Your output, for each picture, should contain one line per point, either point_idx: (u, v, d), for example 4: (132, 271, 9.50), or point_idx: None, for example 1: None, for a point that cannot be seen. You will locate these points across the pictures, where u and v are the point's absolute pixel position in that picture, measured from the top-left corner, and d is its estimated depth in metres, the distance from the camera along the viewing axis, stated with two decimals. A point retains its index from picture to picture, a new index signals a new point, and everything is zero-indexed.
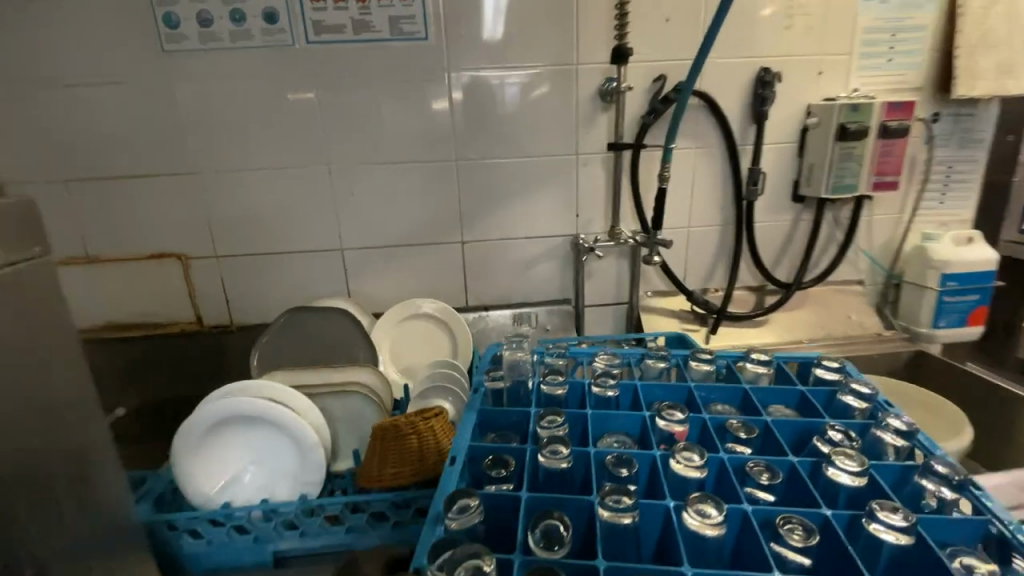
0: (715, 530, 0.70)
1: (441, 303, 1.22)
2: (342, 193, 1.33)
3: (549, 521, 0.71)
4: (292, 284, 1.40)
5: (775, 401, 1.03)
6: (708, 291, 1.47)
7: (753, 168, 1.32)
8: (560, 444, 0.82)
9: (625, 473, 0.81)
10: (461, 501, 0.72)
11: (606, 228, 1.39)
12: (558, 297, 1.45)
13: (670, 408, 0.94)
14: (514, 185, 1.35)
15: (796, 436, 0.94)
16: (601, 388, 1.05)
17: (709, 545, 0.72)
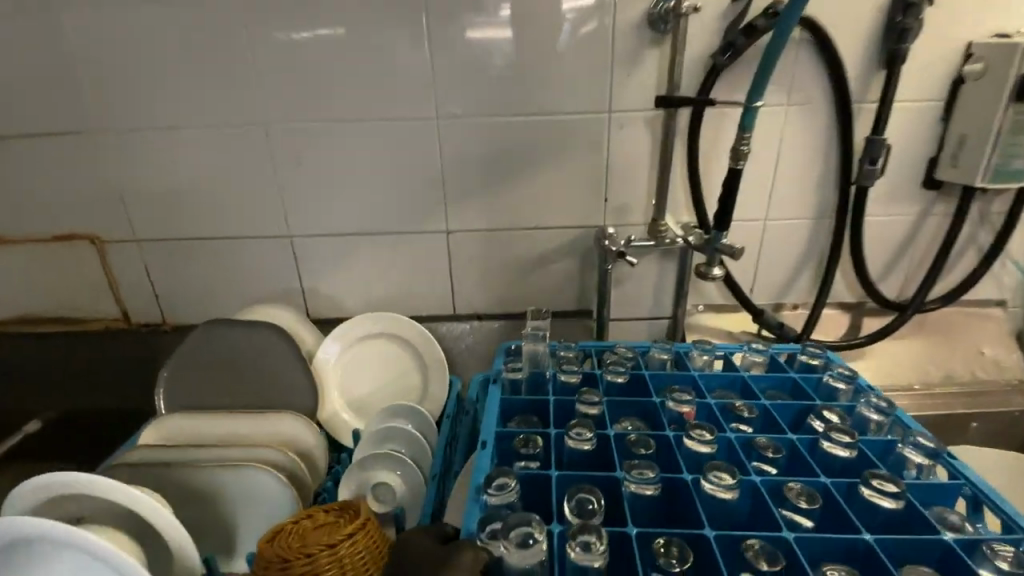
0: (731, 494, 0.65)
1: (399, 317, 0.88)
2: (286, 163, 0.98)
3: (582, 494, 0.62)
4: (231, 278, 1.08)
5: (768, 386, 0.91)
6: (783, 309, 1.07)
7: (875, 138, 0.90)
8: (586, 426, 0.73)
9: (645, 452, 0.72)
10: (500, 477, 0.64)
11: (646, 218, 0.99)
12: (576, 307, 1.08)
13: (677, 389, 0.81)
14: (519, 156, 0.97)
15: (792, 417, 0.83)
16: (612, 375, 0.86)
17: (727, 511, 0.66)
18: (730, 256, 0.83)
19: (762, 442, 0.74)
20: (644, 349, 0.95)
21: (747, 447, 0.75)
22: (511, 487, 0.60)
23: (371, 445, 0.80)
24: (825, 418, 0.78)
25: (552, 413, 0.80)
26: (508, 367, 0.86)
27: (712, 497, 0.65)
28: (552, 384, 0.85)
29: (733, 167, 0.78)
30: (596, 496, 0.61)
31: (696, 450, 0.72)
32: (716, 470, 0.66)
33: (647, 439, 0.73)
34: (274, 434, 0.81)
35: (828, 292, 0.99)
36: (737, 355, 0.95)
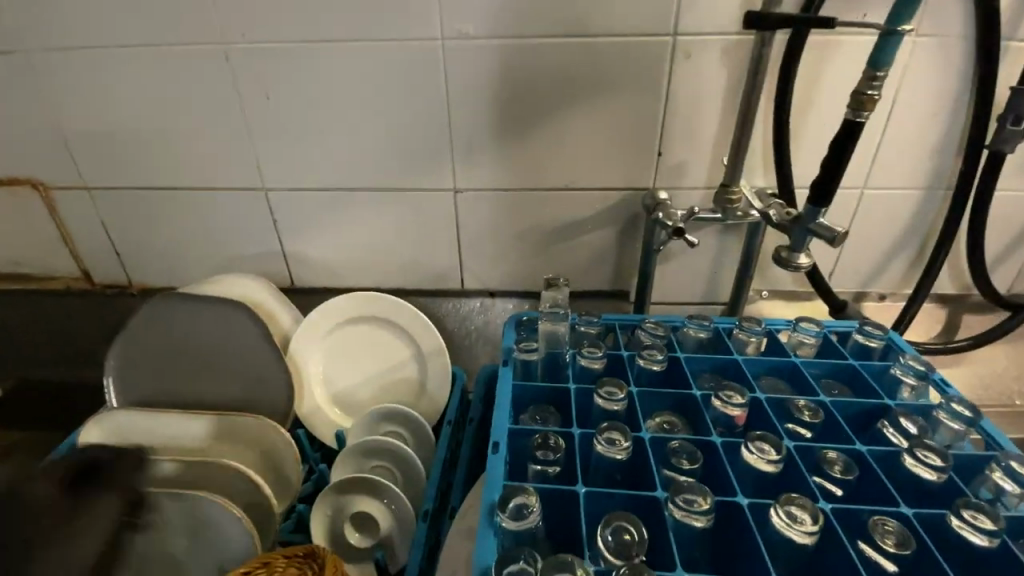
0: (808, 541, 0.39)
1: (379, 295, 0.70)
2: (252, 97, 0.78)
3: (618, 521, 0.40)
4: (194, 238, 0.90)
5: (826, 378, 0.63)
6: (866, 300, 0.87)
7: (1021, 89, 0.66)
8: (617, 432, 0.48)
9: (690, 469, 0.46)
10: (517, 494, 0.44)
11: (707, 179, 0.78)
12: (609, 285, 0.90)
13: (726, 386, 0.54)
14: (548, 96, 0.75)
15: (855, 418, 0.56)
16: (646, 360, 0.59)
17: (798, 561, 0.40)
18: (827, 243, 0.62)
19: (829, 455, 0.47)
20: (679, 322, 0.69)
21: (807, 456, 0.49)
22: (533, 513, 0.41)
23: (353, 456, 0.65)
24: (901, 425, 0.51)
25: (573, 409, 0.56)
26: (521, 345, 0.62)
27: (783, 539, 0.40)
28: (572, 371, 0.61)
29: (852, 120, 0.55)
30: (635, 524, 0.40)
31: (753, 469, 0.46)
32: (790, 502, 0.41)
33: (693, 448, 0.49)
34: (237, 440, 0.67)
35: (930, 285, 0.78)
36: (780, 332, 0.68)
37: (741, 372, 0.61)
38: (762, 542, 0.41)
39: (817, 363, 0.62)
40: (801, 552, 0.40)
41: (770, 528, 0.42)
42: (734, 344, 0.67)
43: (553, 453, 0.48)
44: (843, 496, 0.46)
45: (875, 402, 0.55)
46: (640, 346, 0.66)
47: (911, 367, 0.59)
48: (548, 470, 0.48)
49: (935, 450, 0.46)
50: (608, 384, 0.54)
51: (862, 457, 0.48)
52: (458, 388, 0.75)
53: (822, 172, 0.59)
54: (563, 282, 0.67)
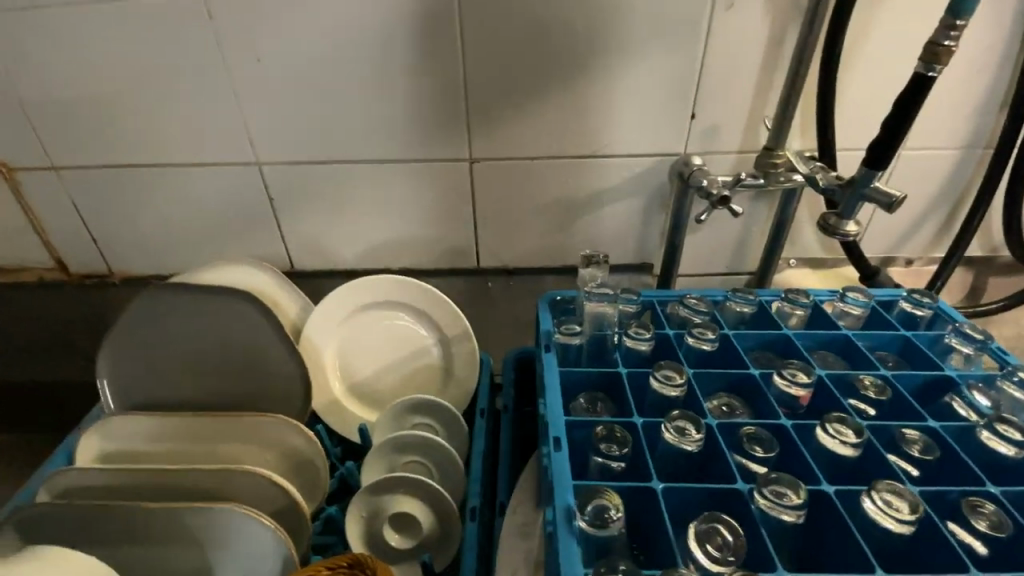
0: (906, 530, 0.37)
1: (405, 277, 0.65)
2: (240, 57, 0.69)
3: (711, 523, 0.38)
4: (182, 221, 0.81)
5: (880, 351, 0.60)
6: (893, 266, 0.85)
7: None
8: (688, 422, 0.45)
9: (764, 456, 0.44)
10: (592, 496, 0.40)
11: (742, 143, 0.74)
12: (633, 259, 0.85)
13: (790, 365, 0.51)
14: (575, 54, 0.68)
15: (914, 392, 0.54)
16: (698, 338, 0.56)
17: (892, 549, 0.38)
18: (882, 208, 0.59)
19: (908, 435, 0.45)
20: (720, 296, 0.65)
21: (881, 436, 0.46)
22: (615, 520, 0.38)
23: (384, 453, 0.61)
24: (973, 400, 0.49)
25: (628, 395, 0.53)
26: (561, 327, 0.59)
27: (877, 528, 0.38)
28: (619, 353, 0.58)
29: (923, 75, 0.51)
30: (726, 522, 0.38)
31: (830, 452, 0.44)
32: (883, 487, 0.39)
33: (765, 434, 0.46)
34: (254, 442, 0.62)
35: (963, 248, 0.77)
36: (824, 303, 0.65)
37: (794, 347, 0.58)
38: (855, 527, 0.39)
39: (867, 334, 0.60)
40: (897, 540, 0.38)
41: (862, 514, 0.39)
42: (778, 317, 0.64)
43: (617, 447, 0.45)
44: (921, 477, 0.44)
45: (939, 374, 0.54)
46: (682, 324, 0.63)
47: (970, 337, 0.57)
48: (611, 464, 0.45)
49: (1017, 425, 0.45)
50: (665, 367, 0.51)
51: (938, 435, 0.47)
52: (487, 375, 0.71)
53: (883, 131, 0.55)
54: (601, 257, 0.65)
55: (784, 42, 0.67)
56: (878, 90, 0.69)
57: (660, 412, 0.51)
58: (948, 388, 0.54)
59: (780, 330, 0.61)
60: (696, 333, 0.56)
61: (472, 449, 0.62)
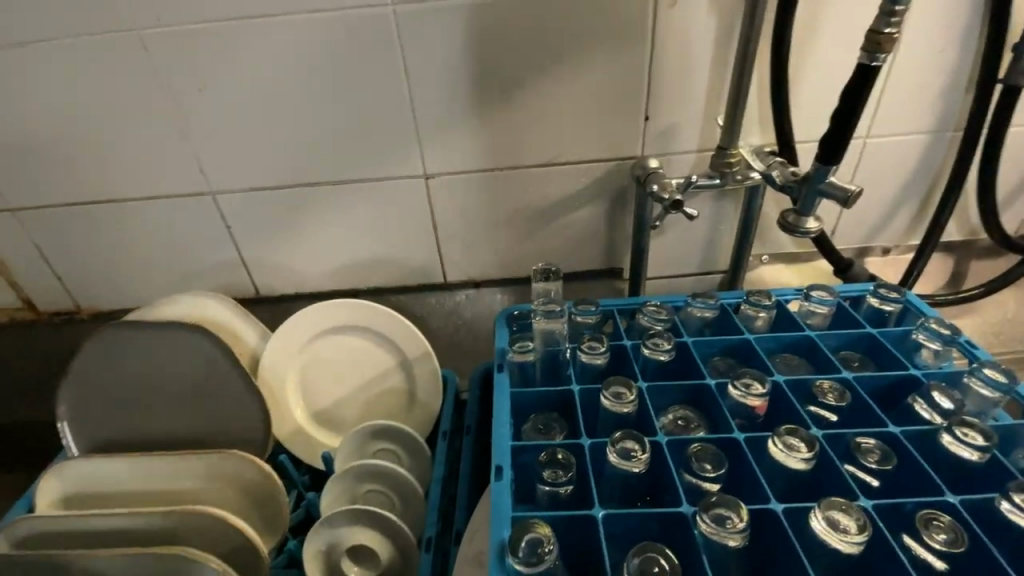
0: (851, 549, 0.35)
1: (359, 304, 0.64)
2: (182, 89, 0.68)
3: (648, 552, 0.36)
4: (143, 254, 0.81)
5: (847, 350, 0.58)
6: (870, 256, 0.83)
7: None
8: (634, 441, 0.43)
9: (715, 475, 0.42)
10: (529, 527, 0.38)
11: (699, 141, 0.72)
12: (601, 264, 0.84)
13: (745, 375, 0.49)
14: (519, 65, 0.67)
15: (879, 393, 0.52)
16: (653, 350, 0.54)
17: (841, 568, 0.37)
18: (839, 204, 0.57)
19: (863, 444, 0.43)
20: (681, 301, 0.63)
21: (837, 445, 0.45)
22: (549, 553, 0.36)
23: (343, 484, 0.60)
24: (936, 402, 0.47)
25: (580, 413, 0.51)
26: (514, 345, 0.57)
27: (824, 551, 0.36)
28: (574, 368, 0.56)
29: (867, 65, 0.49)
30: (664, 552, 0.37)
31: (782, 466, 0.42)
32: (831, 505, 0.37)
33: (717, 451, 0.44)
34: (212, 477, 0.60)
35: (938, 237, 0.74)
36: (790, 302, 0.63)
37: (755, 352, 0.56)
38: (801, 548, 0.37)
39: (833, 334, 0.58)
40: (847, 560, 0.36)
41: (810, 533, 0.38)
42: (742, 321, 0.61)
43: (563, 473, 0.43)
44: (880, 488, 0.42)
45: (902, 375, 0.51)
46: (642, 333, 0.61)
47: (935, 334, 0.54)
48: (559, 491, 0.43)
49: (977, 428, 0.42)
50: (614, 384, 0.49)
51: (898, 442, 0.45)
52: (451, 394, 0.70)
53: (832, 125, 0.53)
54: (556, 271, 0.64)
55: (733, 37, 0.65)
56: (835, 79, 0.66)
57: (612, 430, 0.49)
58: (912, 388, 0.52)
59: (741, 334, 0.59)
60: (650, 343, 0.54)
61: (432, 474, 0.61)
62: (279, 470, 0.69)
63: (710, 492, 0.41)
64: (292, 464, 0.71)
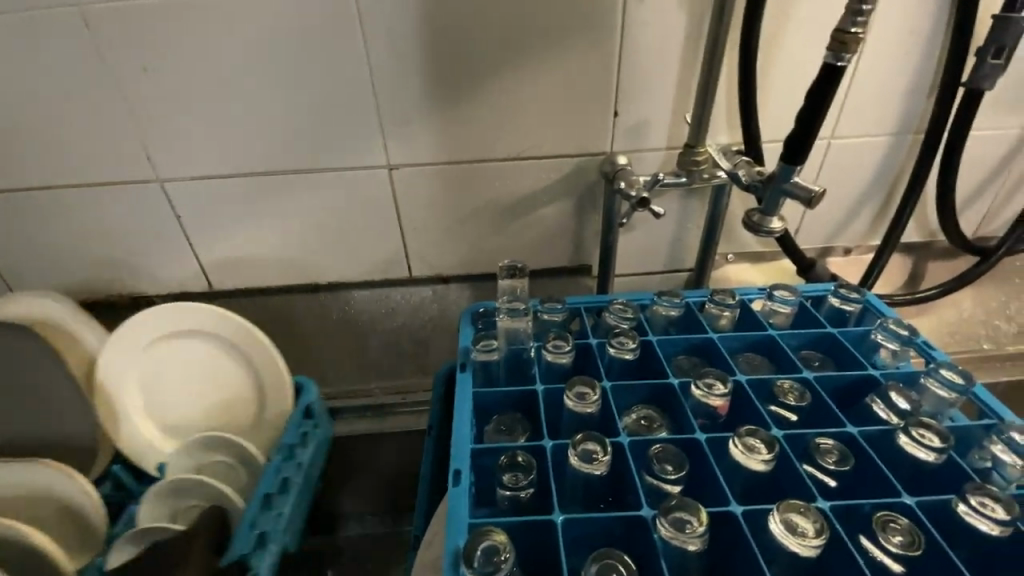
0: (808, 552, 0.35)
1: (209, 310, 0.68)
2: (125, 67, 0.63)
3: (610, 559, 0.35)
4: (84, 245, 0.76)
5: (809, 350, 0.59)
6: (832, 256, 0.84)
7: (987, 44, 0.63)
8: (596, 444, 0.42)
9: (675, 477, 0.41)
10: (488, 537, 0.37)
11: (668, 139, 0.71)
12: (569, 262, 0.83)
13: (707, 375, 0.49)
14: (486, 55, 0.65)
15: (839, 393, 0.53)
16: (618, 349, 0.53)
17: (799, 571, 0.37)
18: (803, 203, 0.57)
19: (822, 445, 0.44)
20: (647, 299, 0.63)
21: (797, 445, 0.45)
22: (505, 562, 0.35)
23: (164, 498, 0.68)
24: (894, 402, 0.48)
25: (544, 413, 0.50)
26: (477, 344, 0.55)
27: (786, 553, 0.36)
28: (538, 367, 0.55)
29: (833, 64, 0.49)
30: (623, 558, 0.36)
31: (742, 467, 0.42)
32: (790, 507, 0.37)
33: (677, 451, 0.43)
34: (48, 491, 0.64)
35: (896, 239, 0.76)
36: (753, 301, 0.63)
37: (719, 351, 0.56)
38: (760, 552, 0.37)
39: (794, 334, 0.58)
40: (804, 563, 0.36)
41: (767, 535, 0.38)
42: (705, 321, 0.61)
43: (523, 476, 0.42)
44: (838, 487, 0.43)
45: (862, 374, 0.52)
46: (608, 332, 0.60)
47: (893, 336, 0.56)
48: (520, 495, 0.42)
49: (933, 429, 0.43)
50: (578, 384, 0.48)
51: (855, 441, 0.45)
52: (306, 402, 0.72)
53: (798, 124, 0.53)
54: (523, 268, 0.62)
55: (704, 33, 0.64)
56: (803, 79, 0.67)
57: (575, 431, 0.48)
58: (866, 389, 0.52)
59: (706, 333, 0.59)
60: (614, 342, 0.53)
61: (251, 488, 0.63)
62: (115, 481, 0.73)
63: (671, 494, 0.40)
64: (133, 474, 0.74)
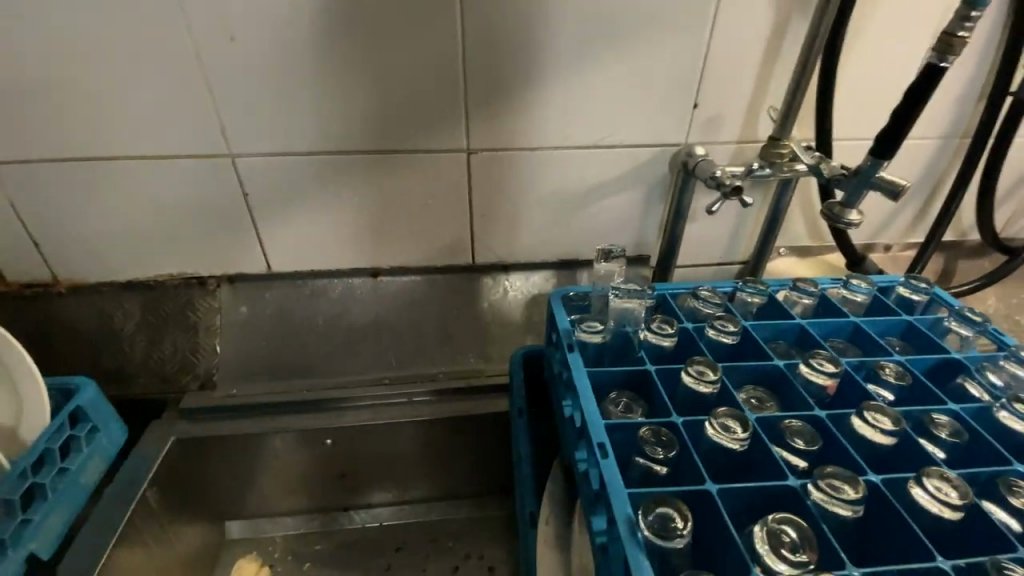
0: (954, 513, 0.38)
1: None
2: (210, 37, 0.62)
3: (778, 522, 0.37)
4: (143, 222, 0.74)
5: (887, 335, 0.62)
6: (873, 252, 0.89)
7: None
8: (733, 419, 0.44)
9: (808, 449, 0.43)
10: (657, 507, 0.37)
11: (740, 133, 0.74)
12: (630, 252, 0.84)
13: (817, 356, 0.51)
14: (577, 44, 0.66)
15: (925, 376, 0.56)
16: (720, 331, 0.55)
17: (941, 534, 0.39)
18: (887, 197, 0.60)
19: (935, 419, 0.47)
20: (730, 287, 0.65)
21: (909, 420, 0.47)
22: (681, 529, 0.36)
23: None
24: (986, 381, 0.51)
25: (659, 395, 0.51)
26: (582, 325, 0.57)
27: (930, 516, 0.39)
28: (641, 349, 0.56)
29: (936, 65, 0.52)
30: (789, 522, 0.37)
31: (870, 441, 0.44)
32: (932, 474, 0.40)
33: (804, 426, 0.45)
34: None
35: (940, 236, 0.80)
36: (828, 290, 0.66)
37: (808, 335, 0.59)
38: (908, 517, 0.39)
39: (872, 320, 0.61)
40: (945, 525, 0.39)
41: (912, 502, 0.40)
42: (787, 308, 0.64)
43: (663, 450, 0.43)
44: (952, 459, 0.46)
45: (949, 357, 0.55)
46: (698, 317, 0.61)
47: (966, 322, 0.59)
48: (656, 467, 0.43)
49: None
50: (696, 362, 0.50)
51: (961, 417, 0.48)
52: (68, 405, 0.62)
53: (892, 123, 0.56)
54: (618, 251, 0.64)
55: (786, 33, 0.67)
56: (870, 82, 0.71)
57: (693, 409, 0.50)
58: (953, 371, 0.56)
59: (793, 318, 0.61)
60: (716, 326, 0.56)
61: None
62: None
63: (801, 467, 0.43)
64: None
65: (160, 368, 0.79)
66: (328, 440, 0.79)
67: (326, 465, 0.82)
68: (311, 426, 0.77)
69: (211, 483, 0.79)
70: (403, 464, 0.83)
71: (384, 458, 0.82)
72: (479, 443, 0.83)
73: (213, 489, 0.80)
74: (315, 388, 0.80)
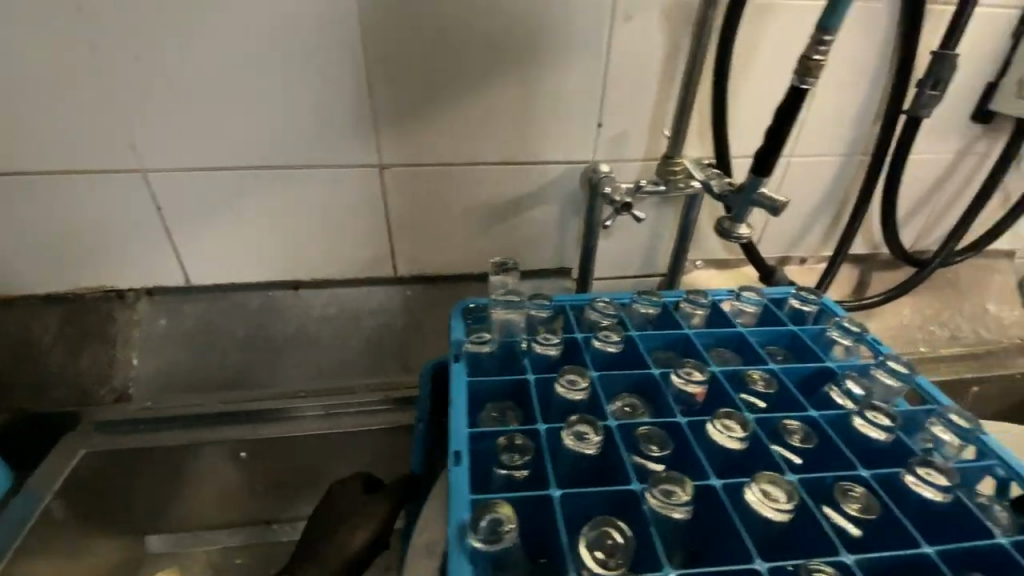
0: (779, 515, 0.39)
1: None
2: (116, 56, 0.63)
3: (608, 528, 0.38)
4: (59, 236, 0.74)
5: (772, 344, 0.64)
6: (789, 264, 0.92)
7: (926, 77, 0.72)
8: (587, 426, 0.46)
9: (659, 455, 0.45)
10: (490, 514, 0.39)
11: (647, 150, 0.77)
12: (551, 264, 0.86)
13: (688, 366, 0.53)
14: (482, 64, 0.69)
15: (801, 384, 0.58)
16: (603, 341, 0.57)
17: (772, 536, 0.41)
18: (769, 212, 0.62)
19: (788, 425, 0.49)
20: (627, 298, 0.67)
21: (767, 426, 0.49)
22: (509, 531, 0.37)
23: None
24: (849, 388, 0.53)
25: (535, 403, 0.53)
26: (471, 336, 0.58)
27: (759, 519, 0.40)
28: (527, 359, 0.58)
29: (798, 87, 0.55)
30: (619, 526, 0.39)
31: (719, 446, 0.46)
32: (765, 479, 0.41)
33: (659, 433, 0.47)
34: None
35: (846, 249, 0.83)
36: (723, 302, 0.68)
37: (693, 345, 0.61)
38: (739, 521, 0.41)
39: (758, 330, 0.63)
40: (773, 527, 0.40)
41: (745, 506, 0.41)
42: (681, 318, 0.66)
43: (520, 457, 0.46)
44: (804, 464, 0.47)
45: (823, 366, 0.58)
46: (592, 328, 0.63)
47: (844, 332, 0.61)
48: (515, 474, 0.45)
49: (884, 411, 0.50)
50: (568, 371, 0.52)
51: (818, 423, 0.50)
52: None
53: (766, 141, 0.59)
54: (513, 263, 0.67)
55: (683, 55, 0.70)
56: (768, 101, 0.74)
57: (565, 416, 0.51)
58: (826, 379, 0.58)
59: (682, 329, 0.63)
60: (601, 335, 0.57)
61: None
62: None
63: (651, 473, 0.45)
64: None
65: (76, 381, 0.78)
66: (245, 453, 0.79)
67: (247, 477, 0.82)
68: (227, 438, 0.77)
69: (129, 496, 0.79)
70: (326, 475, 0.84)
71: (306, 469, 0.82)
72: (400, 454, 0.83)
73: (132, 502, 0.80)
74: (235, 400, 0.81)
